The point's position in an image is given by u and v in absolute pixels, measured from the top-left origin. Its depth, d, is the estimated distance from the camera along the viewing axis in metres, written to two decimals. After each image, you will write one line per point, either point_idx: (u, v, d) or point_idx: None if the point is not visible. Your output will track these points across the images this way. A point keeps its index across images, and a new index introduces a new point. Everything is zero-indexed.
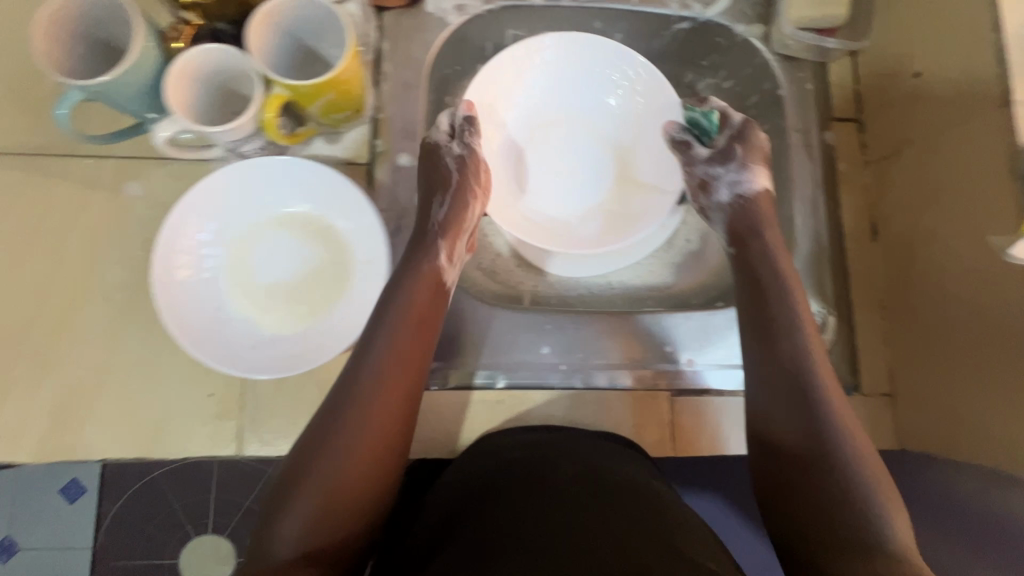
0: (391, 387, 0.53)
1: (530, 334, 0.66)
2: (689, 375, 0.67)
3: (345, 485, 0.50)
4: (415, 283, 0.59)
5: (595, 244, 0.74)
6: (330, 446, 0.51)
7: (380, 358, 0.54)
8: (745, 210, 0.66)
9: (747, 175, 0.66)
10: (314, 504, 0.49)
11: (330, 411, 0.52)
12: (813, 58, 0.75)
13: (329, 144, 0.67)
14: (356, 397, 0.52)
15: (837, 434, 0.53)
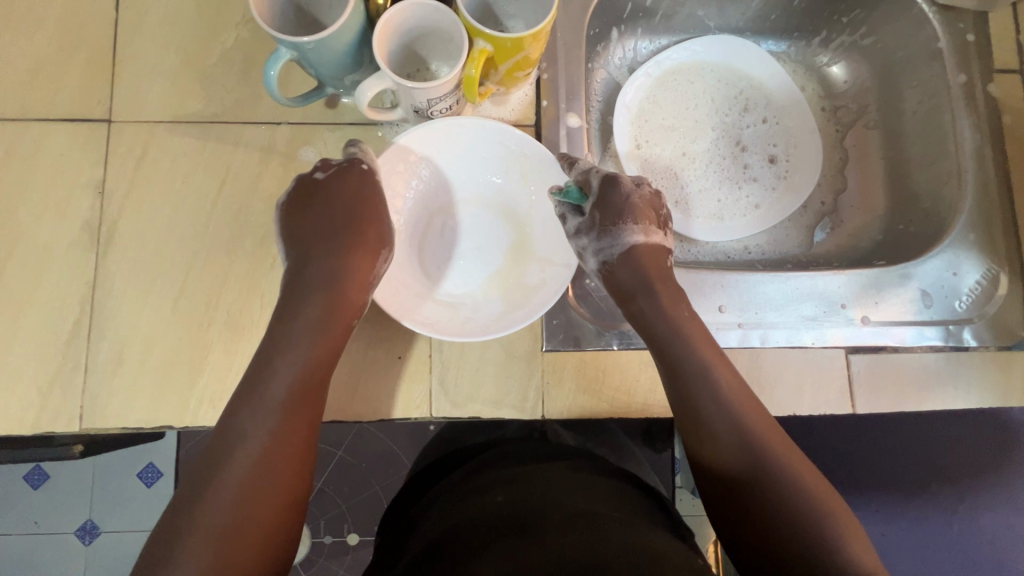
0: (303, 388, 0.49)
1: (707, 294, 0.67)
2: (864, 332, 0.67)
3: (259, 492, 0.44)
4: (316, 295, 0.53)
5: (494, 332, 0.59)
6: (241, 450, 0.45)
7: (297, 359, 0.50)
8: (625, 267, 0.59)
9: (615, 239, 0.59)
10: (229, 513, 0.43)
11: (243, 400, 0.48)
12: (974, 8, 0.73)
13: (497, 106, 0.67)
14: (264, 398, 0.47)
15: (773, 459, 0.50)
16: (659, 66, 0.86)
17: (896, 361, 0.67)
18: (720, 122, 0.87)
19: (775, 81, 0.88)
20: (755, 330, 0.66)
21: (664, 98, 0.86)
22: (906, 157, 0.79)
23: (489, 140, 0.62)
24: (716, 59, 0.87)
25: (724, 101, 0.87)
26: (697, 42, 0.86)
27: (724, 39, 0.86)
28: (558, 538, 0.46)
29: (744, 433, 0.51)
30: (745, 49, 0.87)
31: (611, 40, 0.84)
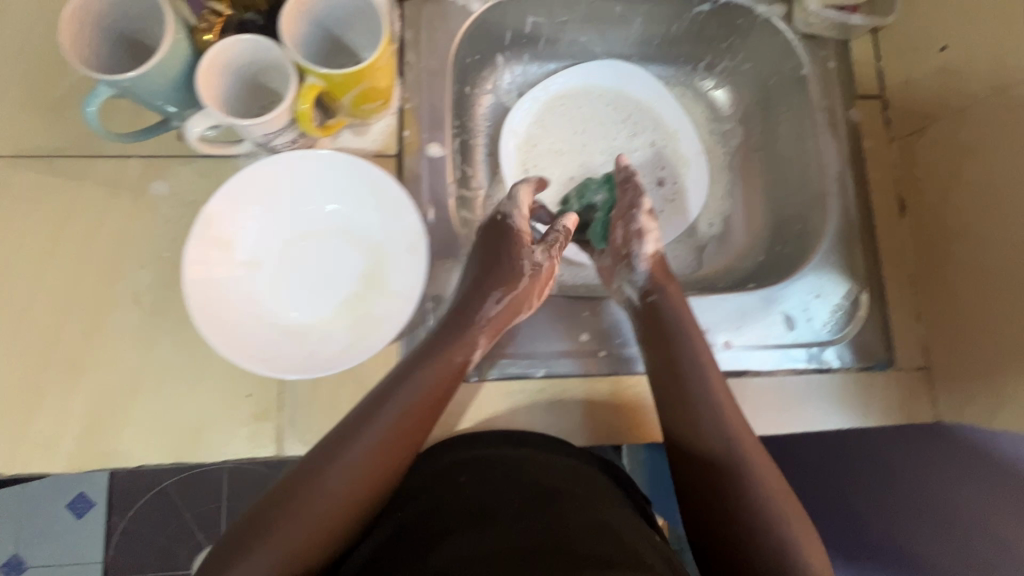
0: (415, 417, 0.54)
1: (566, 323, 0.68)
2: (727, 357, 0.68)
3: (346, 506, 0.50)
4: (456, 338, 0.58)
5: (334, 364, 0.57)
6: (317, 482, 0.49)
7: (411, 387, 0.54)
8: (661, 266, 0.68)
9: (648, 241, 0.68)
10: (337, 504, 0.49)
11: (340, 434, 0.52)
12: (835, 36, 0.75)
13: (357, 136, 0.66)
14: (378, 428, 0.52)
15: (736, 441, 0.57)
16: (546, 92, 0.86)
17: (760, 389, 0.66)
18: (608, 147, 0.88)
19: (663, 106, 0.88)
20: (617, 358, 0.67)
21: (550, 124, 0.87)
22: (782, 180, 0.81)
23: (332, 166, 0.60)
24: (603, 83, 0.87)
25: (612, 126, 0.88)
26: (582, 67, 0.86)
27: (611, 63, 0.86)
28: (519, 522, 0.50)
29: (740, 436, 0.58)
30: (631, 74, 0.87)
31: (496, 66, 0.84)
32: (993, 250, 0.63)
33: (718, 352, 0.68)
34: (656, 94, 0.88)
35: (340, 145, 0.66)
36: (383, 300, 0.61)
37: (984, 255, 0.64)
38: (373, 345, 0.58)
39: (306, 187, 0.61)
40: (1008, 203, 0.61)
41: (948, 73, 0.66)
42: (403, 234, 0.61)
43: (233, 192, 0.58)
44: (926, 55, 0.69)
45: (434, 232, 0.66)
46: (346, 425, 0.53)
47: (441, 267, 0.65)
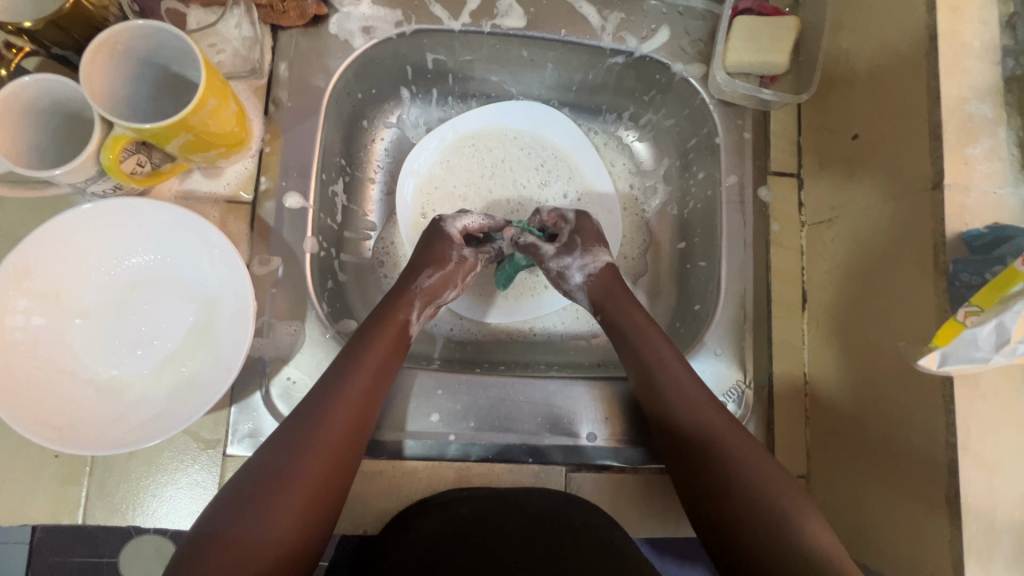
0: (349, 424, 0.54)
1: (419, 400, 0.62)
2: (589, 451, 0.63)
3: (305, 479, 0.50)
4: (383, 329, 0.60)
5: (144, 434, 0.53)
6: (277, 468, 0.50)
7: (351, 368, 0.57)
8: (602, 282, 0.66)
9: (592, 256, 0.67)
10: (297, 489, 0.49)
11: (277, 465, 0.50)
12: (754, 106, 0.69)
13: (208, 179, 0.61)
14: (316, 435, 0.52)
15: (702, 420, 0.57)
16: (454, 130, 0.78)
17: (620, 484, 0.64)
18: (520, 196, 0.79)
19: (583, 155, 0.80)
20: (467, 443, 0.62)
21: (458, 165, 0.79)
22: (689, 249, 0.75)
23: (163, 216, 0.55)
24: (519, 126, 0.80)
25: (527, 172, 0.80)
26: (496, 107, 0.79)
27: (528, 105, 0.79)
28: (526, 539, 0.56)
29: (726, 439, 0.56)
30: (550, 119, 0.79)
31: (400, 100, 0.76)
32: (873, 371, 0.56)
33: (580, 446, 0.63)
34: (576, 140, 0.80)
35: (189, 188, 0.61)
36: (209, 364, 0.56)
37: (866, 375, 0.57)
38: (189, 418, 0.53)
39: (137, 235, 0.56)
40: (891, 330, 0.54)
41: (856, 164, 0.60)
42: (236, 295, 0.56)
43: (42, 241, 0.52)
44: (839, 141, 0.63)
45: (282, 291, 0.61)
46: (285, 436, 0.52)
47: (284, 329, 0.61)
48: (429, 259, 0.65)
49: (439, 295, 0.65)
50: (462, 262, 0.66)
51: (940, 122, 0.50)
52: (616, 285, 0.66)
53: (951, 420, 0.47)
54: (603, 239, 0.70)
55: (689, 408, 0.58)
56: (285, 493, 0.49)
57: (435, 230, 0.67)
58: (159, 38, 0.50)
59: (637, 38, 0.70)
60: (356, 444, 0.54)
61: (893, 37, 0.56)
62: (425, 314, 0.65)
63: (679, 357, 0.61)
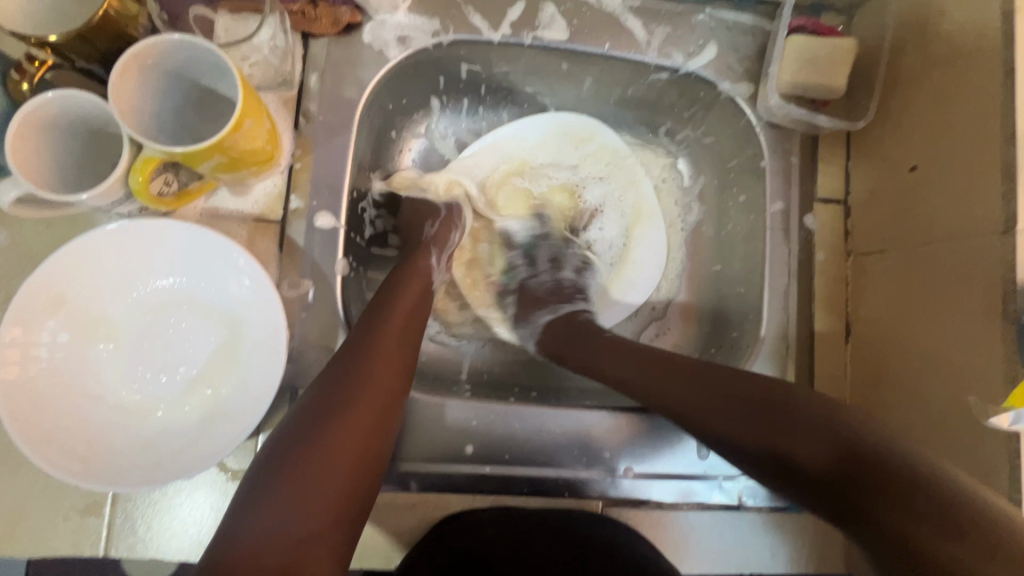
0: (390, 369, 0.50)
1: (452, 430, 0.60)
2: (626, 485, 0.61)
3: (351, 422, 0.45)
4: (407, 279, 0.58)
5: (172, 469, 0.51)
6: (318, 415, 0.45)
7: (382, 313, 0.53)
8: (552, 335, 0.67)
9: (530, 324, 0.70)
10: (339, 431, 0.45)
11: (315, 412, 0.45)
12: (802, 129, 0.66)
13: (235, 197, 0.58)
14: (357, 380, 0.47)
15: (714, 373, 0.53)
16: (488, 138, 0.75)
17: (655, 519, 0.62)
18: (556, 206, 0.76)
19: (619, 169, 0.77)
20: (502, 476, 0.60)
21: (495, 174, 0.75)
22: (726, 273, 0.73)
23: (191, 237, 0.52)
24: (556, 136, 0.76)
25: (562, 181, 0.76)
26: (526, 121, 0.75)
27: (560, 117, 0.76)
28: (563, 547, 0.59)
29: (818, 405, 0.46)
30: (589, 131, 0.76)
31: (430, 110, 0.73)
32: (925, 419, 0.54)
33: (616, 480, 0.61)
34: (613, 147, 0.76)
35: (215, 205, 0.58)
36: (237, 393, 0.54)
37: (916, 419, 0.55)
38: (219, 454, 0.51)
39: (163, 257, 0.53)
40: (952, 382, 0.51)
41: (913, 198, 0.58)
42: (267, 322, 0.53)
43: (61, 265, 0.49)
44: (894, 171, 0.61)
45: (313, 316, 0.59)
46: (322, 387, 0.47)
47: (314, 357, 0.58)
48: (421, 215, 0.68)
49: (447, 239, 0.66)
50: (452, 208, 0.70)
51: (1015, 163, 0.48)
52: (572, 329, 0.66)
53: (1015, 476, 0.45)
54: (558, 288, 0.71)
55: (753, 390, 0.50)
56: (326, 440, 0.44)
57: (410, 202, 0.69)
58: (193, 53, 0.47)
59: (684, 54, 0.67)
60: (400, 388, 0.50)
61: (963, 67, 0.53)
62: (443, 262, 0.65)
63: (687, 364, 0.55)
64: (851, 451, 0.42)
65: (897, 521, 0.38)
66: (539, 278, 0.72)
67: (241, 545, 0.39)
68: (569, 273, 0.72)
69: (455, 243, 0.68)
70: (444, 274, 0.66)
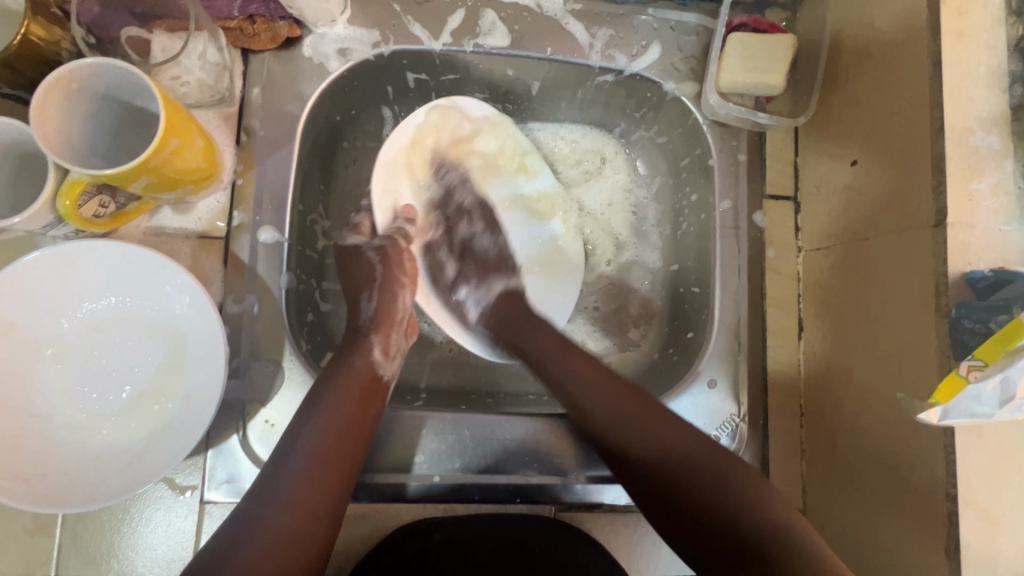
0: (341, 454, 0.50)
1: (401, 440, 0.60)
2: (579, 491, 0.61)
3: (300, 516, 0.45)
4: (355, 359, 0.56)
5: (115, 488, 0.51)
6: (264, 511, 0.45)
7: (335, 396, 0.53)
8: (501, 311, 0.66)
9: (487, 288, 0.68)
10: (285, 525, 0.44)
11: (260, 507, 0.45)
12: (748, 127, 0.66)
13: (178, 214, 0.59)
14: (290, 505, 0.45)
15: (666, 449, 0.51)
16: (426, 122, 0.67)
17: (610, 522, 0.62)
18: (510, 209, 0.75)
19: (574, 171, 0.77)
20: (454, 484, 0.60)
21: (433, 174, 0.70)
22: (682, 272, 0.73)
23: (130, 257, 0.53)
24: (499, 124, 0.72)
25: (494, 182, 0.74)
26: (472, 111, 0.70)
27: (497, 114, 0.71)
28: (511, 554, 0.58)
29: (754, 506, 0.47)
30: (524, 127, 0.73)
31: (382, 119, 0.73)
32: (870, 415, 0.54)
33: (569, 485, 0.61)
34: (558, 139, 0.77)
35: (158, 224, 0.59)
36: (181, 409, 0.54)
37: (862, 415, 0.55)
38: (162, 472, 0.51)
39: (104, 277, 0.54)
40: (893, 379, 0.51)
41: (856, 193, 0.57)
42: (208, 339, 0.53)
43: None
44: (837, 165, 0.60)
45: (259, 330, 0.59)
46: (251, 513, 0.44)
47: (261, 370, 0.58)
48: (359, 279, 0.62)
49: (390, 310, 0.61)
50: (383, 256, 0.63)
51: (943, 155, 0.47)
52: (510, 309, 0.65)
53: (951, 469, 0.45)
54: (502, 251, 0.71)
55: (711, 464, 0.49)
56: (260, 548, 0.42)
57: (344, 256, 0.64)
58: (117, 76, 0.47)
59: (627, 55, 0.67)
60: (350, 474, 0.50)
61: (895, 60, 0.53)
62: (394, 343, 0.60)
63: (660, 425, 0.52)
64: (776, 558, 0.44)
65: None
66: (478, 237, 0.71)
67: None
68: (488, 231, 0.71)
69: (405, 306, 0.63)
70: (406, 342, 0.62)
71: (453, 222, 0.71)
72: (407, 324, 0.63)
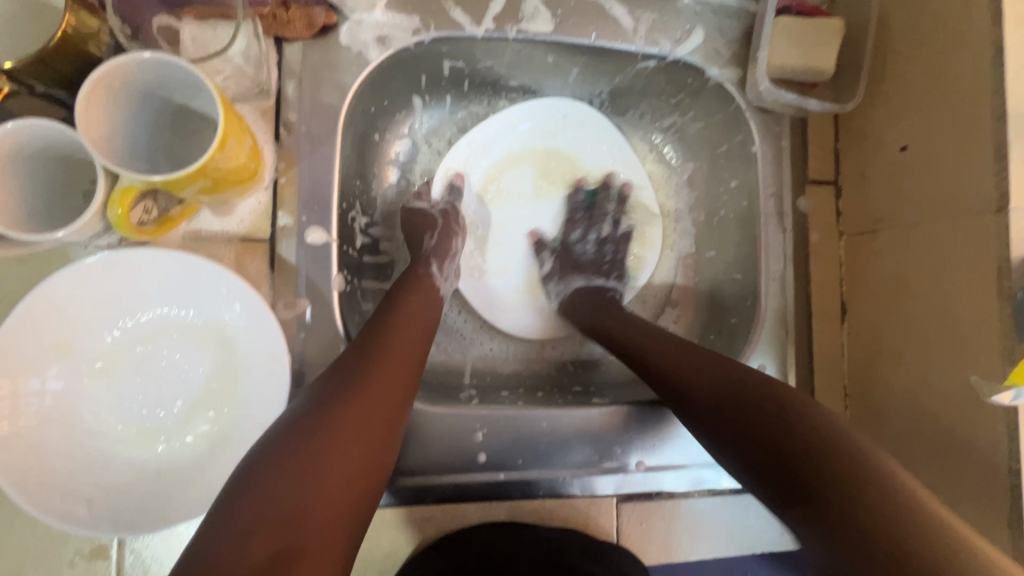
0: (403, 355, 0.51)
1: (462, 441, 0.59)
2: (638, 479, 0.62)
3: (365, 400, 0.45)
4: (412, 285, 0.58)
5: (178, 511, 0.49)
6: (335, 396, 0.45)
7: (393, 308, 0.55)
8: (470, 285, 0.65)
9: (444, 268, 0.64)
10: (352, 406, 0.45)
11: (326, 395, 0.45)
12: (791, 112, 0.66)
13: (218, 217, 0.56)
14: (359, 383, 0.46)
15: (695, 367, 0.52)
16: (492, 122, 0.73)
17: (667, 509, 0.63)
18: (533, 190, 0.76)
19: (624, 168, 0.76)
20: (517, 481, 0.60)
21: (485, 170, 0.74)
22: (722, 260, 0.73)
23: (180, 266, 0.50)
24: (549, 120, 0.75)
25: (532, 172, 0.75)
26: (535, 104, 0.74)
27: (557, 103, 0.74)
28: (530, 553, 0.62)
29: (812, 414, 0.45)
30: (590, 121, 0.75)
31: (413, 108, 0.70)
32: (923, 395, 0.56)
33: (628, 475, 0.62)
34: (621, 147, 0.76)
35: (198, 227, 0.55)
36: (241, 423, 0.52)
37: (913, 394, 0.57)
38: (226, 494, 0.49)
39: (150, 287, 0.50)
40: (950, 361, 0.53)
41: (905, 178, 0.58)
42: (268, 351, 0.51)
43: (33, 307, 0.46)
44: (885, 151, 0.61)
45: (312, 335, 0.57)
46: (320, 393, 0.45)
47: (316, 376, 0.56)
48: (418, 227, 0.66)
49: (448, 249, 0.65)
50: (445, 215, 0.68)
51: (1006, 142, 0.48)
52: (593, 304, 0.68)
53: (1014, 446, 0.47)
54: (600, 257, 0.74)
55: (739, 377, 0.49)
56: (327, 428, 0.42)
57: (409, 213, 0.68)
58: (166, 71, 0.44)
59: (671, 40, 0.65)
60: (412, 380, 0.50)
61: (952, 45, 0.53)
62: (447, 271, 0.64)
63: (694, 350, 0.54)
64: (818, 462, 0.42)
65: (842, 518, 0.39)
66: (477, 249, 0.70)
67: (224, 538, 0.36)
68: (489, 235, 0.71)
69: (460, 250, 0.67)
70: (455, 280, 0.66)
71: (593, 222, 0.75)
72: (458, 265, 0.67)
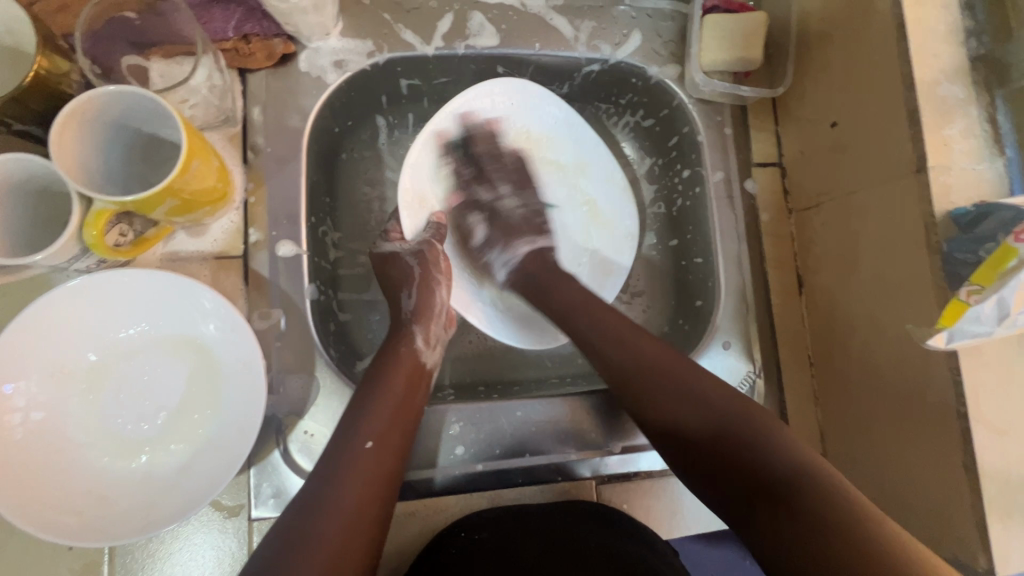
0: (388, 449, 0.51)
1: (442, 436, 0.61)
2: (615, 461, 0.64)
3: (352, 509, 0.46)
4: (393, 369, 0.56)
5: (164, 517, 0.50)
6: (320, 507, 0.45)
7: (381, 393, 0.54)
8: (534, 261, 0.67)
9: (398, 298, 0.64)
10: (340, 523, 0.45)
11: (311, 503, 0.45)
12: (730, 101, 0.70)
13: (193, 238, 0.59)
14: (345, 481, 0.47)
15: (670, 376, 0.53)
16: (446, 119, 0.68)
17: (646, 490, 0.65)
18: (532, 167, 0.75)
19: (596, 161, 0.75)
20: (497, 471, 0.62)
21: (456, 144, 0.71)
22: (683, 246, 0.75)
23: (155, 283, 0.52)
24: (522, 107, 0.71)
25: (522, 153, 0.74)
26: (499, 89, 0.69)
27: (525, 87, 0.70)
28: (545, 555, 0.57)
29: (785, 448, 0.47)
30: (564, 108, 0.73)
31: (376, 128, 0.73)
32: (875, 355, 0.58)
33: (606, 458, 0.64)
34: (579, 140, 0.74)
35: (175, 249, 0.59)
36: (221, 429, 0.54)
37: (869, 357, 0.59)
38: (209, 500, 0.50)
39: (129, 305, 0.53)
40: (895, 313, 0.55)
41: (839, 152, 0.62)
42: (244, 359, 0.53)
43: (19, 331, 0.48)
44: (820, 128, 0.65)
45: (288, 343, 0.59)
46: (304, 499, 0.46)
47: (295, 383, 0.59)
48: (395, 282, 0.63)
49: (429, 306, 0.62)
50: (422, 261, 0.64)
51: (916, 107, 0.52)
52: (542, 269, 0.66)
53: (959, 390, 0.49)
54: (528, 211, 0.71)
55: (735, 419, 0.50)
56: (313, 544, 0.43)
57: (388, 262, 0.64)
58: (133, 102, 0.48)
59: (610, 45, 0.70)
60: (393, 476, 0.50)
61: (862, 26, 0.57)
62: (436, 336, 0.62)
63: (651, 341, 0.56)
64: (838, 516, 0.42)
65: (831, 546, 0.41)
66: (504, 199, 0.71)
67: None
68: (512, 191, 0.72)
69: (443, 301, 0.64)
70: (447, 334, 0.64)
71: (487, 173, 0.72)
72: (447, 316, 0.64)
